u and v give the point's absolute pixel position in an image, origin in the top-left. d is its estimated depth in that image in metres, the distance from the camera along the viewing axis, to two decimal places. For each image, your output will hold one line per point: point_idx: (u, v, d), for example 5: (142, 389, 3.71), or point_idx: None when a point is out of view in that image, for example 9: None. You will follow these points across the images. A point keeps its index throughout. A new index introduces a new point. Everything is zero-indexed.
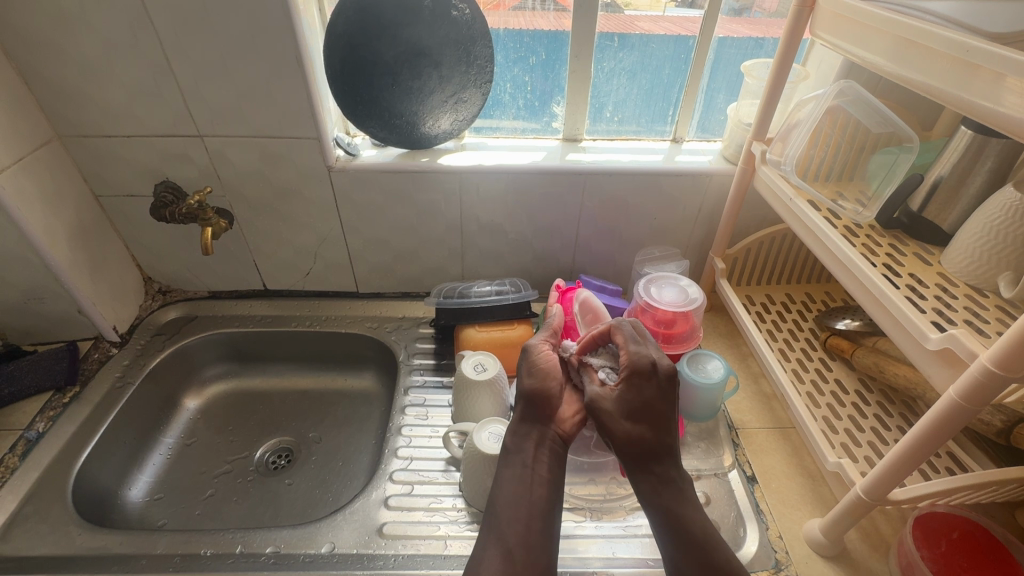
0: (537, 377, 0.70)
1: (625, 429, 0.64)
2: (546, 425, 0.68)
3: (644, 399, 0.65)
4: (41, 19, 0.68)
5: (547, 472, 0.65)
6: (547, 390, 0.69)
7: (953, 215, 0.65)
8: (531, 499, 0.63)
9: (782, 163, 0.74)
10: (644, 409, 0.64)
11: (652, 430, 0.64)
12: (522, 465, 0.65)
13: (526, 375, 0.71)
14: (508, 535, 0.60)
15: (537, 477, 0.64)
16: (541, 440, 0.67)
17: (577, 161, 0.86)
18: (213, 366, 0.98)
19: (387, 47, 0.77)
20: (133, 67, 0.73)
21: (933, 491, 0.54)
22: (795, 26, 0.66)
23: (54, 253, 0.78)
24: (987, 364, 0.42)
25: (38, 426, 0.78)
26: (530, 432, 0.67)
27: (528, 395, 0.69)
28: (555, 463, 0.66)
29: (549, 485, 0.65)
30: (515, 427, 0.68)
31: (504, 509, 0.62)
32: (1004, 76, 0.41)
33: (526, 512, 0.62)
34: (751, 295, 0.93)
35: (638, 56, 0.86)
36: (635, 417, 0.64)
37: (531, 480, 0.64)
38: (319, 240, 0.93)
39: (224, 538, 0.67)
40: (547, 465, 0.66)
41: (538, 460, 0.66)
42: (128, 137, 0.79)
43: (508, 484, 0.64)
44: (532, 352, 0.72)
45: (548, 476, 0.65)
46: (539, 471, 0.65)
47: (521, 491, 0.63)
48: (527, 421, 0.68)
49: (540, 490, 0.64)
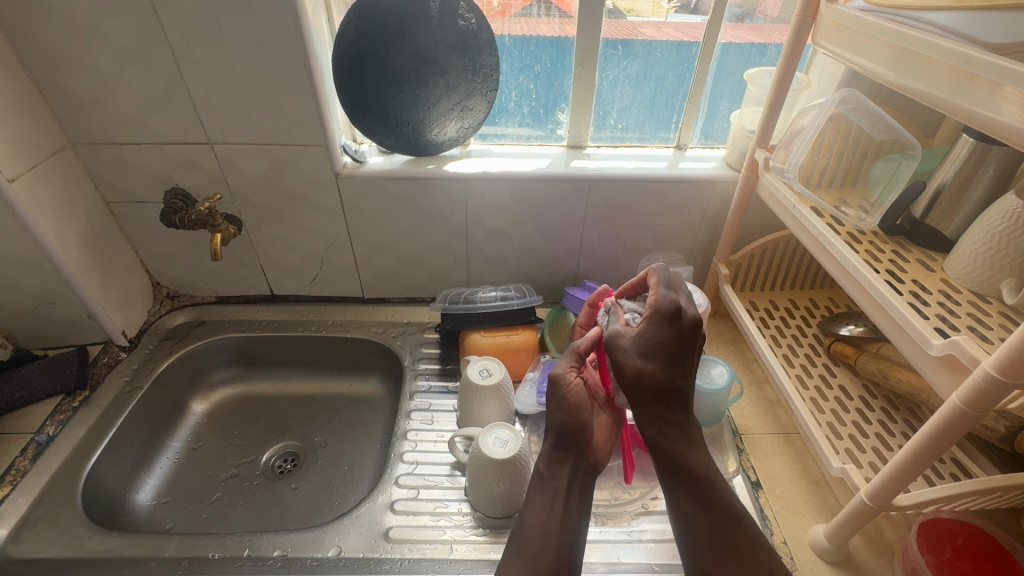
0: (569, 410, 0.66)
1: (635, 366, 0.59)
2: (581, 455, 0.66)
3: (661, 337, 0.60)
4: (56, 28, 0.70)
5: (580, 502, 0.64)
6: (581, 419, 0.66)
7: (956, 222, 0.65)
8: (562, 527, 0.61)
9: (784, 171, 0.75)
10: (661, 348, 0.60)
11: (664, 371, 0.60)
12: (554, 492, 0.63)
13: (555, 404, 0.66)
14: (536, 560, 0.58)
15: (570, 505, 0.63)
16: (575, 470, 0.65)
17: (581, 168, 0.87)
18: (219, 371, 0.99)
19: (394, 56, 0.78)
20: (145, 75, 0.74)
21: (936, 497, 0.54)
22: (797, 34, 0.67)
23: (66, 258, 0.79)
24: (990, 370, 0.42)
25: (48, 430, 0.78)
26: (565, 459, 0.65)
27: (562, 426, 0.66)
28: (587, 493, 0.65)
29: (580, 514, 0.63)
30: (548, 455, 0.66)
31: (534, 534, 0.61)
32: (1001, 85, 0.42)
33: (556, 540, 0.60)
34: (754, 301, 0.93)
35: (641, 64, 0.87)
36: (650, 355, 0.60)
37: (564, 509, 0.63)
38: (326, 246, 0.94)
39: (232, 541, 0.68)
40: (579, 494, 0.64)
41: (572, 490, 0.64)
42: (139, 144, 0.81)
43: (537, 510, 0.63)
44: (563, 382, 0.66)
45: (579, 506, 0.63)
46: (571, 500, 0.63)
47: (552, 517, 0.62)
48: (561, 448, 0.66)
49: (572, 522, 0.62)
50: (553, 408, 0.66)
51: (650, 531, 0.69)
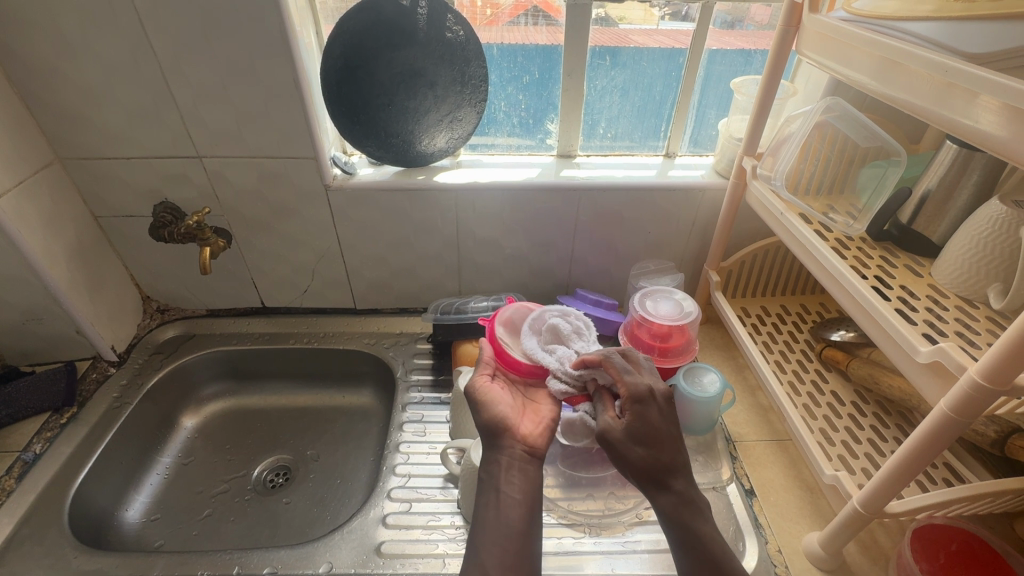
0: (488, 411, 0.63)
1: (639, 456, 0.58)
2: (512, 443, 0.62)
3: (623, 445, 0.59)
4: (43, 44, 0.70)
5: (523, 492, 0.59)
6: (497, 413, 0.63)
7: (942, 228, 0.66)
8: (505, 524, 0.57)
9: (772, 178, 0.75)
10: (652, 433, 0.58)
11: (657, 455, 0.58)
12: (492, 490, 0.59)
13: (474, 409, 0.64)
14: (486, 562, 0.54)
15: (511, 500, 0.59)
16: (507, 463, 0.61)
17: (571, 177, 0.87)
18: (210, 385, 0.98)
19: (383, 68, 0.78)
20: (133, 90, 0.74)
21: (930, 503, 0.54)
22: (781, 44, 0.68)
23: (53, 273, 0.79)
24: (976, 376, 0.42)
25: (35, 447, 0.77)
26: (495, 456, 0.62)
27: (485, 425, 0.63)
28: (530, 481, 0.60)
29: (526, 504, 0.59)
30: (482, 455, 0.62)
31: (480, 537, 0.56)
32: (978, 94, 0.42)
33: (502, 538, 0.56)
34: (746, 307, 0.93)
35: (629, 73, 0.88)
36: (646, 443, 0.58)
37: (505, 503, 0.58)
38: (317, 257, 0.93)
39: (221, 559, 0.67)
40: (519, 484, 0.60)
41: (509, 484, 0.60)
42: (128, 159, 0.80)
43: (482, 511, 0.58)
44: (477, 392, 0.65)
45: (524, 496, 0.59)
46: (511, 494, 0.59)
47: (496, 514, 0.58)
48: (490, 444, 0.62)
49: (514, 515, 0.57)
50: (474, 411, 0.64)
51: (644, 541, 0.69)
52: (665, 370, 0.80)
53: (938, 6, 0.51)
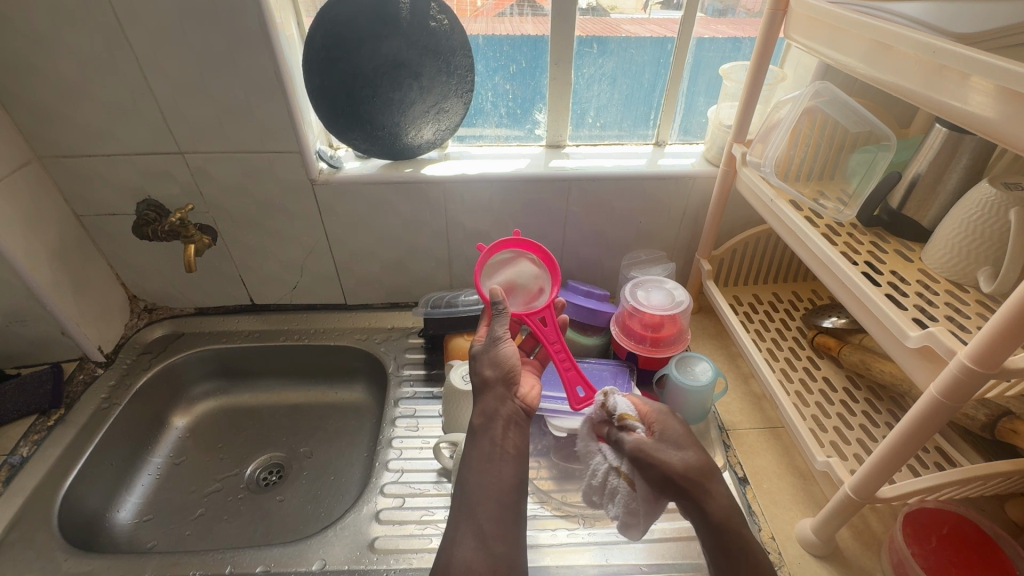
0: (501, 367, 0.65)
1: (679, 460, 0.60)
2: (510, 400, 0.65)
3: (662, 450, 0.61)
4: (16, 40, 0.68)
5: (516, 447, 0.63)
6: (511, 366, 0.66)
7: (932, 211, 0.65)
8: (501, 480, 0.60)
9: (761, 165, 0.74)
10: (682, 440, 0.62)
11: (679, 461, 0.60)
12: (489, 443, 0.62)
13: (483, 364, 0.66)
14: (481, 514, 0.57)
15: (505, 454, 0.62)
16: (507, 417, 0.64)
17: (561, 167, 0.86)
18: (200, 384, 0.97)
19: (366, 60, 0.77)
20: (111, 86, 0.72)
21: (920, 488, 0.54)
22: (769, 29, 0.67)
23: (35, 274, 0.77)
24: (966, 361, 0.42)
25: (22, 451, 0.77)
26: (497, 408, 0.64)
27: (498, 380, 0.65)
28: (521, 439, 0.64)
29: (517, 460, 0.62)
30: (482, 407, 0.64)
31: (474, 491, 0.59)
32: (968, 75, 0.41)
33: (498, 492, 0.59)
34: (738, 295, 0.93)
35: (617, 61, 0.86)
36: (680, 446, 0.61)
37: (502, 458, 0.61)
38: (305, 253, 0.92)
39: (213, 559, 0.66)
40: (514, 440, 0.63)
41: (505, 438, 0.63)
42: (108, 156, 0.79)
43: (476, 465, 0.61)
44: (489, 349, 0.66)
45: (515, 452, 0.62)
46: (506, 450, 0.62)
47: (491, 468, 0.60)
48: (496, 399, 0.64)
49: (509, 469, 0.61)
50: (483, 364, 0.66)
51: None
52: (658, 361, 0.81)
53: None
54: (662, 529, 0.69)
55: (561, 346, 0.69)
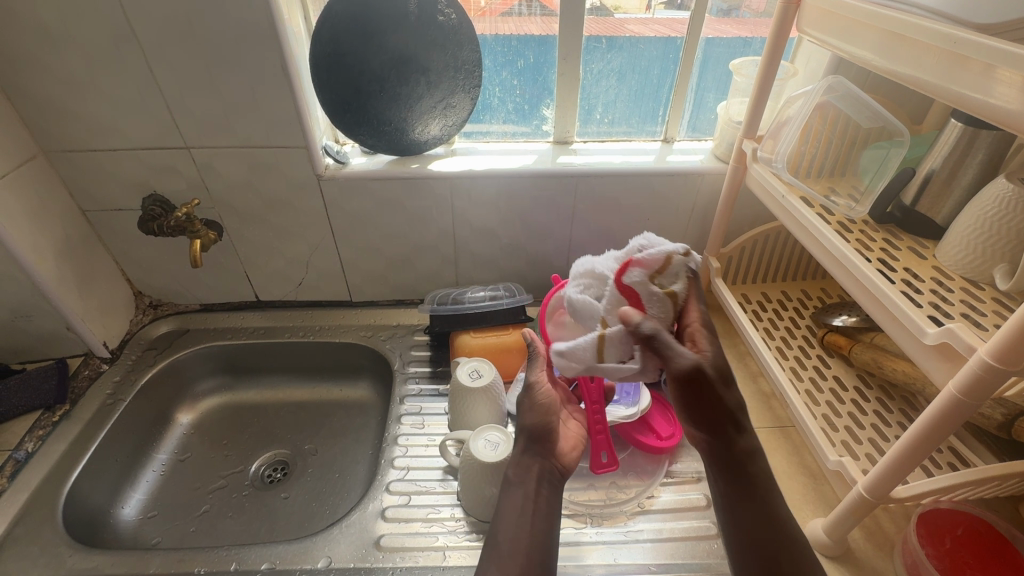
0: (538, 417, 0.67)
1: (695, 387, 0.55)
2: (547, 457, 0.66)
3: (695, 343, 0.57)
4: (23, 34, 0.67)
5: (549, 504, 0.62)
6: (548, 424, 0.66)
7: (947, 208, 0.65)
8: (534, 531, 0.59)
9: (773, 161, 0.74)
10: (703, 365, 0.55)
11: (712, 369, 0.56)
12: (522, 496, 0.62)
13: (524, 419, 0.67)
14: (509, 566, 0.56)
15: (539, 508, 0.61)
16: (542, 473, 0.64)
17: (568, 164, 0.85)
18: (205, 381, 0.96)
19: (374, 54, 0.76)
20: (117, 80, 0.72)
21: (935, 488, 0.53)
22: (781, 23, 0.66)
23: (40, 269, 0.77)
24: (987, 358, 0.41)
25: (27, 446, 0.76)
26: (533, 462, 0.64)
27: (534, 431, 0.66)
28: (556, 495, 0.63)
29: (550, 517, 0.61)
30: (515, 459, 0.65)
31: (505, 540, 0.58)
32: (995, 67, 0.40)
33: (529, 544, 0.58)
34: (746, 293, 0.92)
35: (626, 57, 0.86)
36: (698, 372, 0.55)
37: (534, 512, 0.61)
38: (310, 249, 0.92)
39: (218, 556, 0.66)
40: (548, 497, 0.63)
41: (540, 494, 0.62)
42: (114, 151, 0.79)
43: (508, 516, 0.61)
44: (529, 396, 0.68)
45: (549, 509, 0.62)
46: (540, 504, 0.62)
47: (522, 522, 0.60)
48: (530, 450, 0.65)
49: (542, 524, 0.60)
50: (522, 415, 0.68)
51: (646, 531, 0.68)
52: None
53: None
54: (670, 529, 0.68)
55: (598, 409, 0.71)
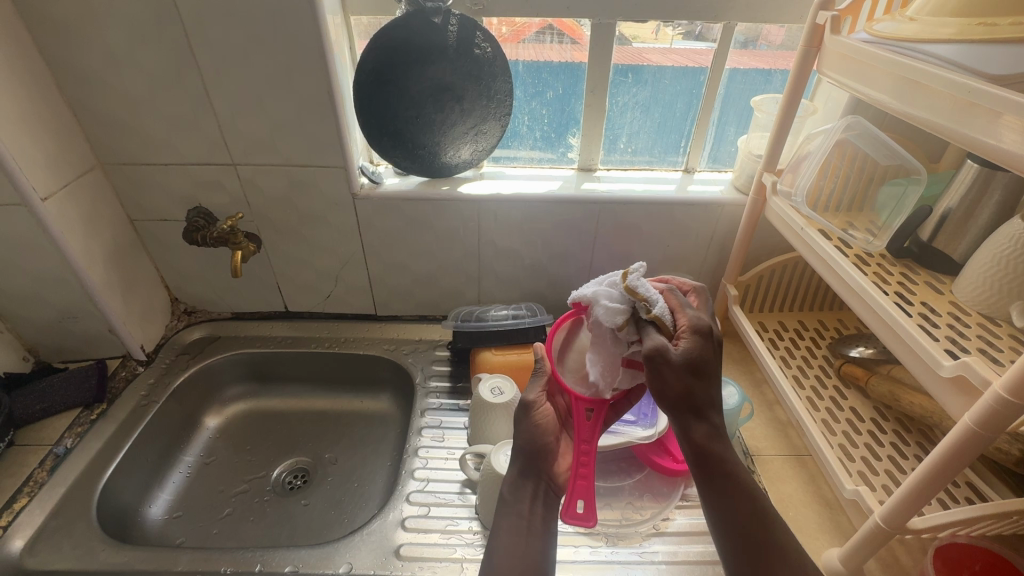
0: (536, 439, 0.65)
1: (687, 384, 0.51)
2: (542, 477, 0.65)
3: (711, 356, 0.53)
4: (95, 57, 0.73)
5: (544, 523, 0.63)
6: (548, 445, 0.65)
7: (963, 246, 0.66)
8: (529, 549, 0.60)
9: (793, 195, 0.76)
10: (704, 362, 0.52)
11: (711, 383, 0.53)
12: (518, 515, 0.62)
13: (523, 436, 0.65)
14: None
15: (535, 527, 0.62)
16: (536, 493, 0.64)
17: (593, 190, 0.89)
18: (233, 386, 1.00)
19: (413, 83, 0.81)
20: (176, 101, 0.77)
21: (953, 521, 0.53)
22: (803, 65, 0.69)
23: (90, 273, 0.82)
24: (1001, 392, 0.43)
25: (66, 442, 0.80)
26: (527, 484, 0.64)
27: (528, 456, 0.65)
28: (552, 514, 0.64)
29: (546, 534, 0.62)
30: (510, 477, 0.65)
31: (502, 560, 0.58)
32: (1000, 114, 0.43)
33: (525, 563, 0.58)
34: (764, 321, 0.94)
35: (650, 90, 0.90)
36: (696, 371, 0.51)
37: (530, 531, 0.61)
38: (340, 264, 0.96)
39: (244, 557, 0.68)
40: (542, 515, 0.63)
41: (535, 513, 0.63)
42: (166, 165, 0.84)
43: (503, 534, 0.61)
44: (525, 418, 0.65)
45: (544, 526, 0.62)
46: (535, 523, 0.62)
47: (519, 542, 0.60)
48: (524, 472, 0.65)
49: (537, 543, 0.60)
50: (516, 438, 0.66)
51: (661, 552, 0.69)
52: None
53: (959, 30, 0.53)
54: (684, 552, 0.69)
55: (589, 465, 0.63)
